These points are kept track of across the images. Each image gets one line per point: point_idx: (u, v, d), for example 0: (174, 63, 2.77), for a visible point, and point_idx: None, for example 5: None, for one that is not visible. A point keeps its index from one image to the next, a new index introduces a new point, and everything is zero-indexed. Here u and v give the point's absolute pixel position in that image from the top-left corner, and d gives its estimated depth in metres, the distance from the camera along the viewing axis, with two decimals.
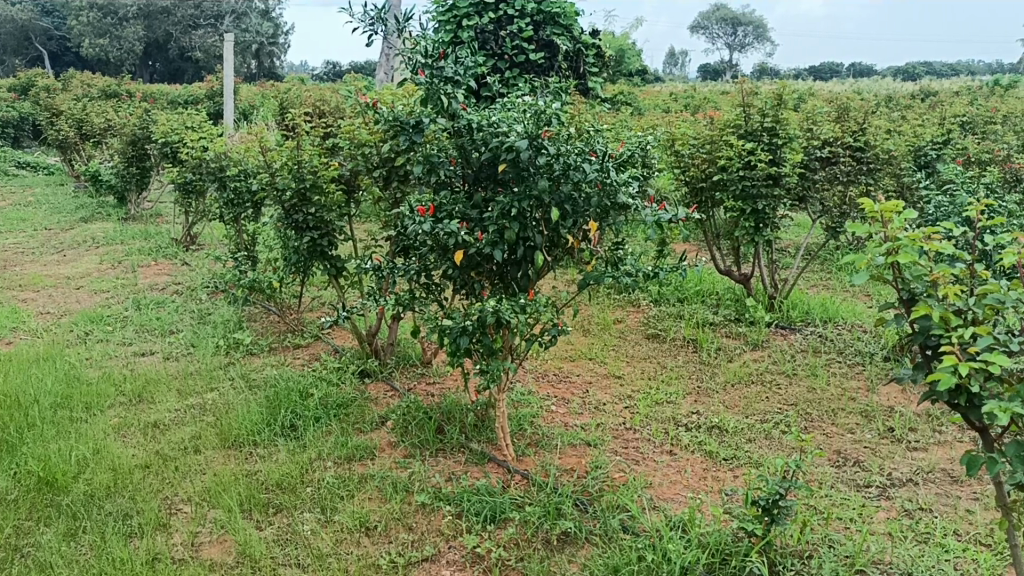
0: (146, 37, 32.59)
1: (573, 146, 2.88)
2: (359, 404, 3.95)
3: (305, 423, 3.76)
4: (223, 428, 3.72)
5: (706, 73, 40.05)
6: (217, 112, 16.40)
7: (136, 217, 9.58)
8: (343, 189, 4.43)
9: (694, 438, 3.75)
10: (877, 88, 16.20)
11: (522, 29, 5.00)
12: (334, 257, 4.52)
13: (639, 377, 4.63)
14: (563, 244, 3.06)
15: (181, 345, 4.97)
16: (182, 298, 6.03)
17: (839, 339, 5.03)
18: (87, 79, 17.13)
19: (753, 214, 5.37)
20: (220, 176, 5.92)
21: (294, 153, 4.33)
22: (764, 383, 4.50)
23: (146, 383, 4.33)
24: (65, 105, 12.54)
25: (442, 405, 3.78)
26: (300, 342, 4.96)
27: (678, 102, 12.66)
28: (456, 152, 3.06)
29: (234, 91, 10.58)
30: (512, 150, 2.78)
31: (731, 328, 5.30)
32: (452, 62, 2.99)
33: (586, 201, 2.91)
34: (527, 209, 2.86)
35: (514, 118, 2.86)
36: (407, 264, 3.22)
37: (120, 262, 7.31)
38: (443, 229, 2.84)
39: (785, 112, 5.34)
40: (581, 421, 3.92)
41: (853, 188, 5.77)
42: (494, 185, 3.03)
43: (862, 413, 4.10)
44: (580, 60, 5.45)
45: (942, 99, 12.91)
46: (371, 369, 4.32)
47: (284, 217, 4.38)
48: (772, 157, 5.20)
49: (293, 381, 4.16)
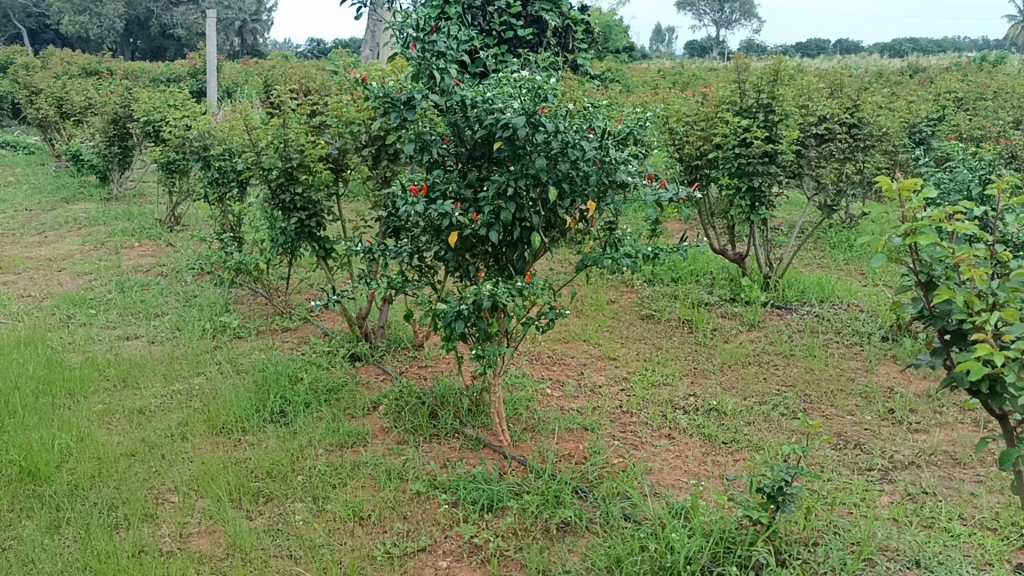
0: (126, 14, 32.08)
1: (571, 122, 2.78)
2: (350, 388, 3.86)
3: (294, 409, 3.66)
4: (211, 414, 3.61)
5: (693, 50, 39.87)
6: (200, 91, 16.18)
7: (119, 197, 9.43)
8: (331, 168, 4.31)
9: (693, 422, 3.70)
10: (864, 64, 16.19)
11: (510, 5, 4.87)
12: (323, 238, 4.41)
13: (634, 359, 4.56)
14: (561, 224, 2.96)
15: (166, 329, 4.86)
16: (166, 280, 5.90)
17: (836, 319, 4.97)
18: (67, 56, 16.79)
19: (748, 192, 5.27)
20: (204, 155, 5.78)
21: (279, 131, 4.21)
22: (762, 365, 4.44)
23: (130, 368, 4.22)
24: (43, 83, 12.30)
25: (435, 390, 3.70)
26: (288, 325, 4.85)
27: (666, 79, 12.54)
28: (449, 130, 2.96)
29: (217, 69, 10.36)
30: (508, 127, 2.68)
31: (727, 308, 5.23)
32: (443, 36, 2.90)
33: (584, 180, 2.81)
34: (524, 188, 2.76)
35: (509, 94, 2.76)
36: (398, 246, 3.10)
37: (102, 243, 7.17)
38: (437, 209, 2.73)
39: (781, 88, 5.23)
40: (577, 405, 3.85)
41: (848, 166, 5.70)
42: (489, 164, 2.93)
43: (861, 395, 4.04)
44: (570, 36, 5.30)
45: (932, 74, 12.89)
46: (362, 353, 4.23)
47: (271, 196, 4.26)
48: (768, 135, 5.11)
49: (281, 365, 4.06)
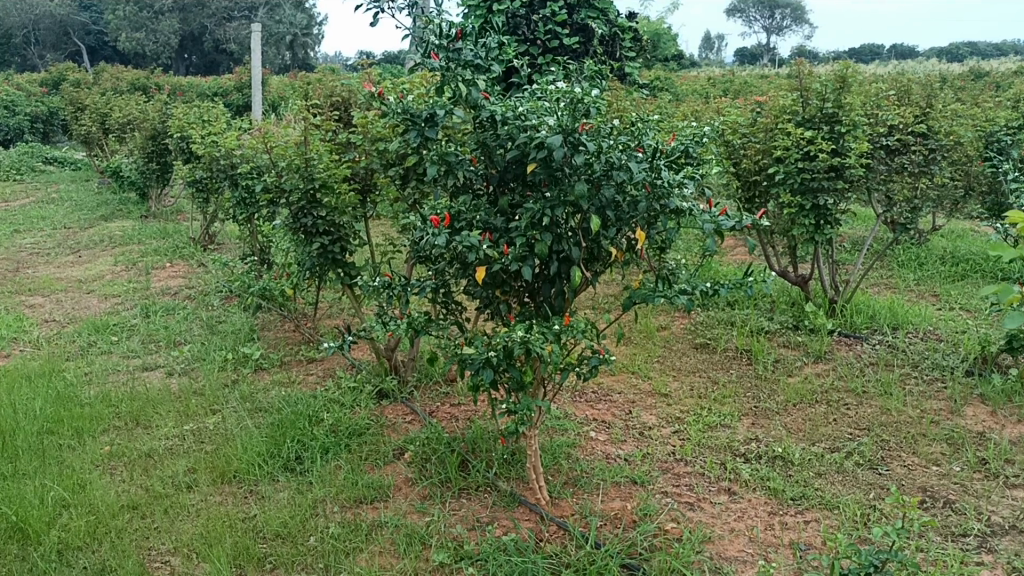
0: (179, 30, 32.56)
1: (616, 140, 2.41)
2: (374, 432, 3.51)
3: (311, 456, 3.33)
4: (220, 461, 3.30)
5: (743, 57, 39.20)
6: (245, 106, 16.15)
7: (157, 215, 9.28)
8: (358, 189, 4.01)
9: (757, 474, 3.30)
10: (923, 70, 15.56)
11: (555, 13, 4.50)
12: (349, 264, 4.09)
13: (688, 396, 4.16)
14: (605, 256, 2.58)
15: (187, 359, 4.58)
16: (193, 304, 5.66)
17: (912, 350, 4.50)
18: (116, 71, 16.92)
19: (812, 211, 4.84)
20: (232, 173, 5.53)
21: (302, 150, 3.91)
22: (831, 403, 4.01)
23: (144, 404, 3.95)
24: (88, 99, 12.30)
25: (466, 435, 3.34)
26: (315, 356, 4.54)
27: (717, 87, 12.12)
28: (478, 149, 2.59)
29: (259, 83, 10.17)
30: (543, 146, 2.31)
31: (789, 336, 4.79)
32: (470, 43, 2.54)
33: (631, 206, 2.44)
34: (561, 217, 2.39)
35: (545, 109, 2.40)
36: (421, 280, 2.74)
37: (135, 263, 6.98)
38: (462, 241, 2.37)
39: (849, 96, 4.78)
40: (624, 452, 3.46)
41: (924, 180, 5.23)
42: (523, 188, 2.56)
43: (947, 441, 3.58)
44: (616, 44, 4.87)
45: (999, 79, 12.25)
46: (389, 390, 3.89)
47: (292, 220, 3.96)
48: (834, 147, 4.68)
49: (301, 405, 3.73)
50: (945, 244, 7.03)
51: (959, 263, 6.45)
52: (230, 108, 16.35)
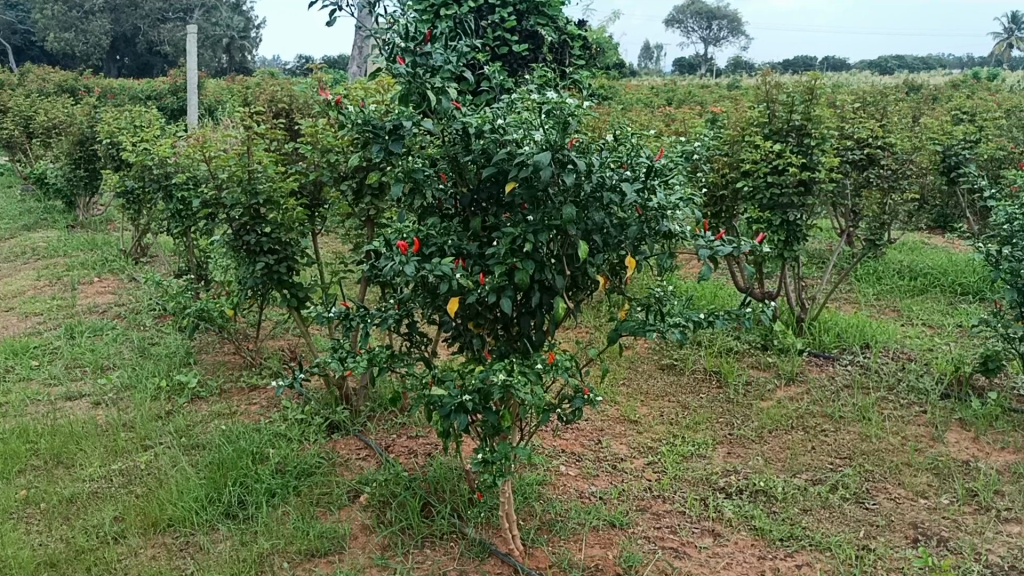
0: (111, 31, 31.50)
1: (605, 157, 2.17)
2: (326, 471, 3.20)
3: (255, 499, 3.00)
4: (152, 507, 2.95)
5: (683, 67, 39.68)
6: (180, 110, 15.59)
7: (85, 225, 8.76)
8: (305, 203, 3.69)
9: (741, 512, 3.09)
10: (864, 82, 15.78)
11: (504, 19, 4.18)
12: (296, 285, 3.76)
13: (659, 422, 3.93)
14: (589, 284, 2.35)
15: (115, 387, 4.20)
16: (124, 323, 5.24)
17: (885, 371, 4.35)
18: (43, 72, 16.16)
19: (781, 226, 4.69)
20: (166, 183, 5.13)
21: (243, 160, 3.57)
22: (809, 430, 3.82)
23: (66, 440, 3.56)
24: (10, 103, 11.65)
25: (428, 473, 3.06)
26: (258, 383, 4.21)
27: (662, 97, 12.04)
28: (448, 166, 2.34)
29: (195, 85, 9.63)
30: (526, 164, 2.05)
31: (758, 356, 4.61)
32: (439, 47, 2.26)
33: (620, 230, 2.21)
34: (544, 243, 2.13)
35: (526, 122, 2.14)
36: (382, 309, 2.45)
37: (60, 278, 6.50)
38: (433, 271, 2.09)
39: (818, 109, 4.62)
40: (598, 488, 3.22)
41: (892, 196, 5.10)
42: (500, 208, 2.30)
43: (933, 471, 3.42)
44: (566, 52, 4.54)
45: (937, 91, 12.41)
46: (341, 422, 3.58)
47: (234, 238, 3.64)
48: (804, 161, 4.51)
49: (243, 440, 3.40)
50: (901, 257, 6.96)
51: (917, 277, 6.39)
52: (164, 111, 15.74)
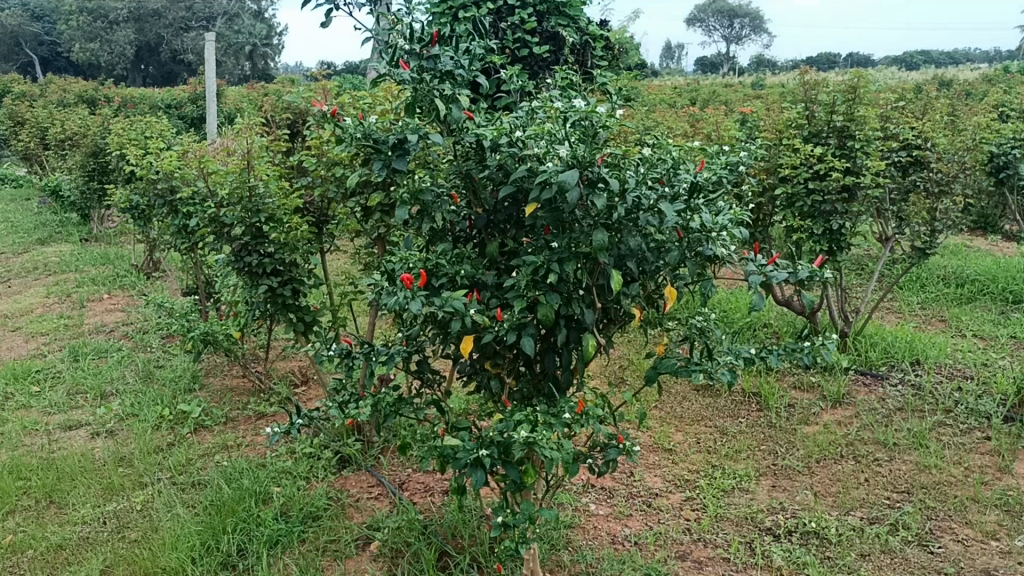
0: (134, 40, 31.63)
1: (641, 171, 1.89)
2: (334, 514, 2.94)
3: (256, 546, 2.74)
4: (145, 557, 2.68)
5: (704, 68, 39.32)
6: (200, 118, 15.48)
7: (99, 238, 8.60)
8: (311, 221, 3.43)
9: (792, 557, 2.79)
10: (893, 78, 15.37)
11: (524, 20, 3.89)
12: (302, 310, 3.51)
13: (696, 450, 3.63)
14: (623, 318, 2.08)
15: (116, 415, 3.96)
16: (130, 345, 5.02)
17: (939, 392, 4.01)
18: (64, 83, 16.10)
19: (825, 235, 4.34)
20: (171, 198, 4.91)
21: (243, 176, 3.32)
22: (860, 459, 3.50)
23: (59, 477, 3.31)
24: (28, 114, 11.55)
25: (446, 519, 2.79)
26: (266, 411, 3.96)
27: (685, 96, 11.72)
28: (461, 184, 2.08)
29: (213, 94, 9.38)
30: (549, 183, 1.77)
31: (800, 377, 4.30)
32: (449, 49, 1.99)
33: (657, 256, 1.93)
34: (571, 274, 1.85)
35: (549, 134, 1.86)
36: (389, 345, 2.19)
37: (69, 295, 6.31)
38: (444, 307, 1.82)
39: (862, 109, 4.28)
40: (633, 532, 2.94)
41: (944, 201, 4.75)
42: (521, 232, 2.03)
43: (1003, 508, 3.11)
44: (589, 54, 4.23)
45: (973, 86, 11.98)
46: (352, 457, 3.32)
47: (234, 259, 3.40)
48: (848, 165, 4.18)
49: (246, 477, 3.14)
50: (945, 263, 6.59)
51: (964, 284, 6.05)
52: (183, 120, 15.65)
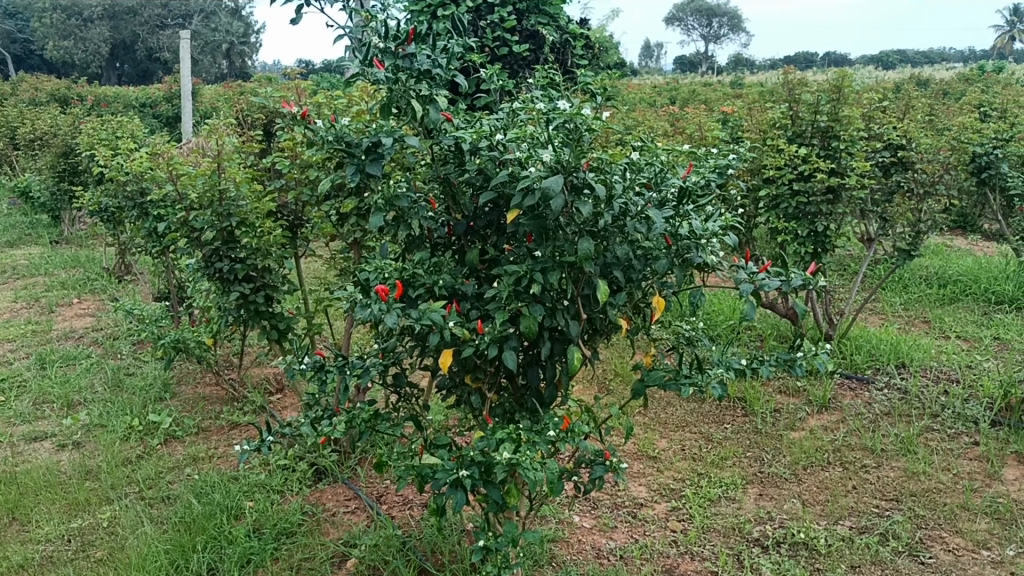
0: (109, 38, 31.19)
1: (628, 176, 1.80)
2: (309, 529, 2.83)
3: (227, 565, 2.63)
4: None
5: (683, 66, 39.42)
6: (175, 117, 15.24)
7: (71, 241, 8.40)
8: (284, 226, 3.32)
9: (781, 571, 2.72)
10: (869, 77, 15.42)
11: (504, 18, 3.78)
12: (276, 317, 3.40)
13: (681, 458, 3.56)
14: (609, 329, 1.99)
15: (83, 426, 3.83)
16: (99, 352, 4.87)
17: (926, 396, 3.96)
18: (36, 82, 15.80)
19: (810, 238, 4.30)
20: (141, 200, 4.76)
21: (212, 180, 3.20)
22: (848, 465, 3.44)
23: (21, 493, 3.18)
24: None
25: (425, 535, 2.70)
26: (240, 420, 3.84)
27: (664, 95, 11.66)
28: (439, 189, 1.99)
29: (187, 93, 9.19)
30: (532, 189, 1.67)
31: (785, 381, 4.24)
32: (426, 47, 1.91)
33: (644, 265, 1.84)
34: (555, 284, 1.76)
35: (532, 137, 1.77)
36: (365, 358, 2.10)
37: (38, 299, 6.13)
38: (421, 321, 1.73)
39: (846, 109, 4.21)
40: (618, 545, 2.86)
41: (928, 201, 4.70)
42: (501, 239, 1.94)
43: (993, 516, 3.05)
44: (569, 53, 4.15)
45: (950, 85, 12.02)
46: (328, 469, 3.21)
47: (205, 265, 3.29)
48: (832, 166, 4.11)
49: (217, 492, 3.03)
50: (927, 263, 6.56)
51: (946, 284, 6.02)
52: (158, 119, 15.41)
